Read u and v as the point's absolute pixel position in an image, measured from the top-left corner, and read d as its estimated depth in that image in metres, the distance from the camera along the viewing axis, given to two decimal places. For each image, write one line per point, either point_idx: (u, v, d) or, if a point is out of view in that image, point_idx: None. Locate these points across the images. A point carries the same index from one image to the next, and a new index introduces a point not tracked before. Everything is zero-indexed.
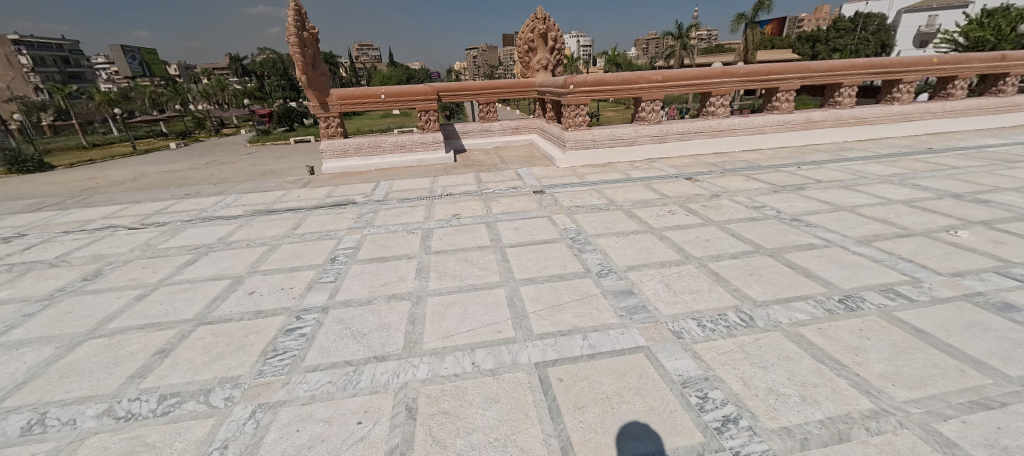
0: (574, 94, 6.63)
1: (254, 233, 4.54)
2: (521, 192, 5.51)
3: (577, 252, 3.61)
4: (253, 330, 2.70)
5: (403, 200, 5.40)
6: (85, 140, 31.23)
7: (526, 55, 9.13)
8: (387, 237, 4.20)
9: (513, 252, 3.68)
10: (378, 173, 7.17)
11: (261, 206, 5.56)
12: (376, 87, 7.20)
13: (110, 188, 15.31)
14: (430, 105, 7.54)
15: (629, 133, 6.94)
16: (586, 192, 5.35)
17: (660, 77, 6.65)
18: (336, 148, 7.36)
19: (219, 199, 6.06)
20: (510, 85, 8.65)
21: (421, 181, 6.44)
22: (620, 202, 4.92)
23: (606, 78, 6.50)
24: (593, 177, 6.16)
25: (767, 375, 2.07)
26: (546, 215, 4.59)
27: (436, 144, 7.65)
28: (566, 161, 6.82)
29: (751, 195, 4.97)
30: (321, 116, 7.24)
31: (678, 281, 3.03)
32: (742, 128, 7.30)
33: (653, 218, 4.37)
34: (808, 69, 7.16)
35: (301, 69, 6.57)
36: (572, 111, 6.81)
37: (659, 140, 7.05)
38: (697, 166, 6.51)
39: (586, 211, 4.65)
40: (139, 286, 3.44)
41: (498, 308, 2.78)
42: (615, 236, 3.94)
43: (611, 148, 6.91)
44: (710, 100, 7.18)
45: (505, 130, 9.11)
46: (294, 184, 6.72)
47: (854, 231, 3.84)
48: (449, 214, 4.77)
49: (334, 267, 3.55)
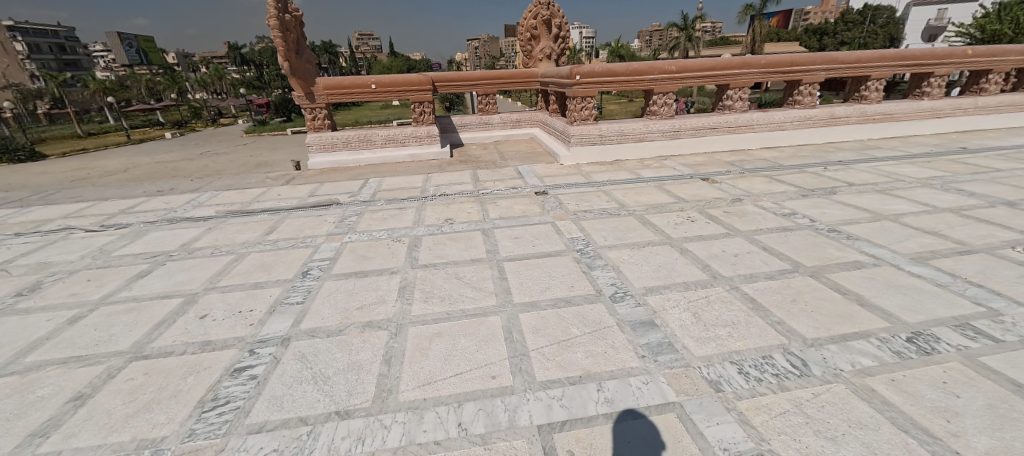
0: (580, 85, 6.08)
1: (222, 239, 4.04)
2: (521, 193, 5.00)
3: (587, 268, 3.12)
4: (194, 370, 2.22)
5: (391, 202, 4.90)
6: (79, 129, 30.67)
7: (528, 43, 8.54)
8: (370, 246, 3.71)
9: (512, 266, 3.20)
10: (367, 169, 6.66)
11: (236, 206, 5.06)
12: (366, 76, 6.66)
13: (98, 179, 14.84)
14: (425, 96, 6.98)
15: (638, 129, 6.40)
16: (593, 193, 4.85)
17: (674, 68, 6.11)
18: (323, 142, 6.84)
19: (193, 197, 5.56)
20: (511, 75, 8.08)
21: (413, 179, 5.94)
22: (631, 206, 4.43)
23: (615, 68, 5.99)
24: (600, 177, 5.65)
25: (840, 453, 1.59)
26: (550, 221, 4.10)
27: (431, 138, 7.13)
28: (571, 158, 6.30)
29: (777, 199, 4.47)
30: (307, 107, 6.71)
31: (709, 310, 2.54)
32: (761, 124, 6.77)
33: (670, 226, 3.88)
34: (834, 60, 6.61)
35: (282, 54, 6.00)
36: (578, 104, 6.25)
37: (671, 136, 6.52)
38: (713, 165, 5.99)
39: (593, 217, 4.15)
40: (77, 305, 2.94)
41: (494, 344, 2.30)
42: (629, 248, 3.45)
43: (620, 145, 6.39)
44: (727, 93, 6.64)
45: (505, 123, 8.58)
46: (277, 180, 6.22)
47: (904, 246, 3.34)
48: (442, 218, 4.28)
49: (304, 285, 3.07)
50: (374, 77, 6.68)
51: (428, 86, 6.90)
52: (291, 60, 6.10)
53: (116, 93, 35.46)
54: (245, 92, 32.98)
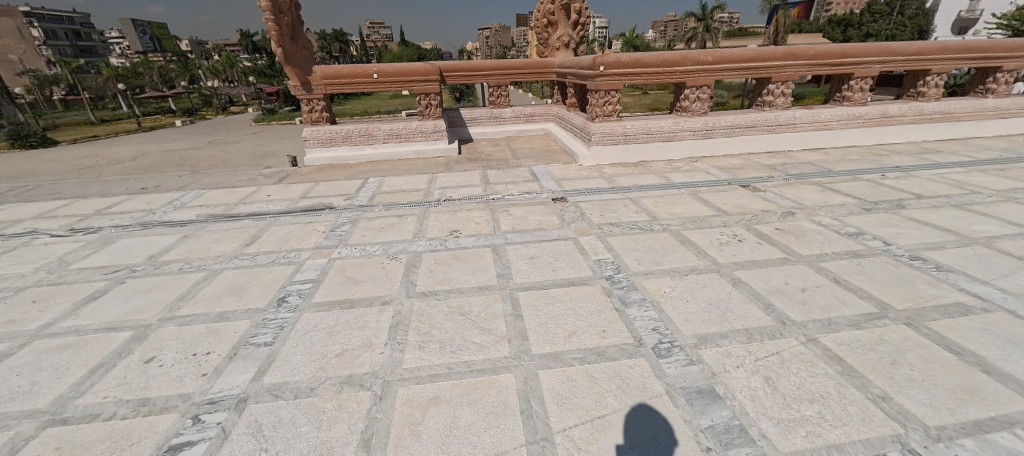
0: (603, 76, 5.42)
1: (195, 250, 3.54)
2: (538, 200, 4.42)
3: (621, 305, 2.54)
4: (117, 446, 1.70)
5: (391, 207, 4.36)
6: (93, 116, 30.75)
7: (545, 30, 7.88)
8: (361, 264, 3.17)
9: (528, 298, 2.63)
10: (368, 167, 6.12)
11: (219, 208, 4.56)
12: (367, 64, 6.09)
13: (104, 168, 14.61)
14: (431, 88, 6.40)
15: (667, 127, 5.75)
16: (619, 202, 4.26)
17: (711, 58, 5.43)
18: (321, 136, 6.30)
19: (177, 196, 5.08)
20: (526, 65, 7.45)
21: (417, 180, 5.39)
22: (665, 220, 3.82)
23: (643, 58, 5.33)
24: (625, 181, 5.03)
25: None
26: (571, 236, 3.53)
27: (438, 133, 6.55)
28: (591, 158, 5.68)
29: (835, 215, 3.83)
30: (303, 98, 6.17)
31: (786, 375, 1.95)
32: (804, 123, 6.07)
33: (715, 247, 3.27)
34: (889, 52, 5.90)
35: (274, 38, 5.44)
36: (601, 98, 5.60)
37: (703, 135, 5.86)
38: (751, 169, 5.34)
39: (621, 233, 3.57)
40: (8, 337, 2.46)
41: (506, 421, 1.75)
42: (669, 276, 2.86)
43: (646, 144, 5.75)
44: (768, 88, 5.94)
45: (518, 117, 7.95)
46: (270, 178, 5.72)
47: (1013, 282, 2.70)
48: (446, 229, 3.74)
49: (278, 317, 2.54)
50: (376, 66, 6.11)
51: (435, 76, 6.32)
52: (284, 45, 5.54)
53: (129, 80, 35.48)
54: (254, 80, 32.63)
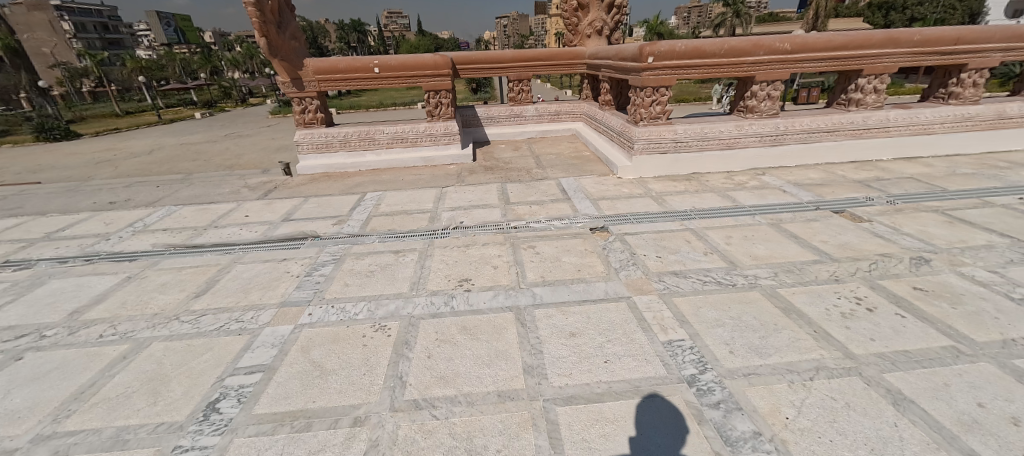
0: (652, 70, 4.35)
1: (131, 303, 2.73)
2: (572, 231, 3.47)
3: (724, 447, 1.58)
4: None
5: (387, 238, 3.49)
6: (117, 107, 31.06)
7: (573, 14, 6.79)
8: (335, 339, 2.29)
9: (574, 425, 1.69)
10: (367, 177, 5.27)
11: (184, 235, 3.77)
12: (367, 56, 5.19)
13: (116, 162, 14.36)
14: (442, 83, 5.45)
15: (727, 132, 4.68)
16: (679, 238, 3.28)
17: (788, 46, 4.32)
18: (315, 141, 5.47)
19: (144, 216, 4.33)
20: (552, 56, 6.43)
21: (423, 196, 4.50)
22: (749, 268, 2.82)
23: (704, 46, 4.24)
24: (680, 201, 4.02)
25: None
26: (623, 294, 2.57)
27: (449, 137, 5.64)
28: (633, 170, 4.66)
29: (989, 266, 2.76)
30: (294, 96, 5.31)
31: None
32: (898, 127, 4.90)
33: (837, 323, 2.26)
34: (1016, 37, 4.67)
35: (255, 25, 4.58)
36: (648, 97, 4.52)
37: (773, 141, 4.76)
38: (838, 187, 4.25)
39: (693, 290, 2.60)
40: None
41: None
42: (787, 382, 1.87)
43: (700, 154, 4.70)
44: (856, 83, 4.78)
45: (542, 116, 6.95)
46: (255, 191, 4.92)
47: None
48: (454, 277, 2.84)
49: (193, 448, 1.67)
50: (377, 58, 5.20)
51: (445, 70, 5.36)
52: (268, 33, 4.67)
53: (152, 72, 35.72)
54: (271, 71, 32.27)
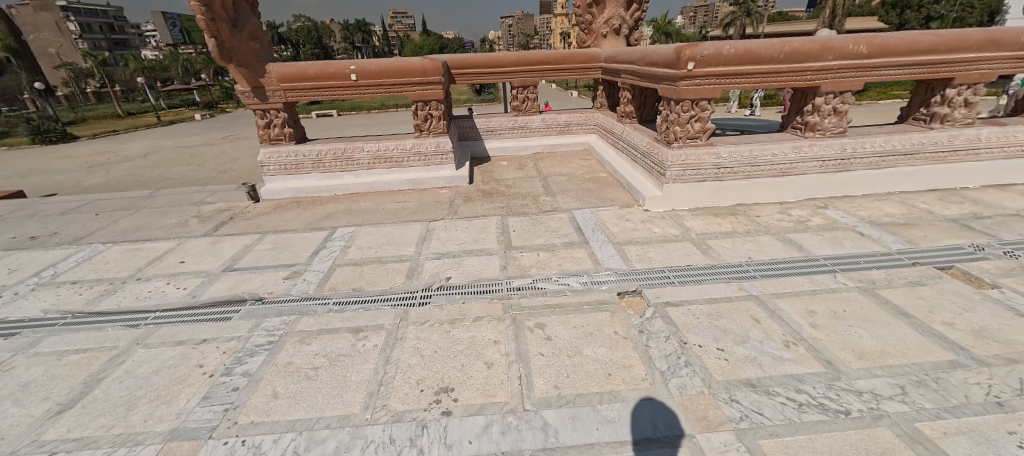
0: (691, 79, 3.44)
1: None
2: (593, 297, 2.59)
3: None
4: None
5: (348, 305, 2.64)
6: (119, 107, 30.65)
7: (587, 11, 5.88)
8: None
9: None
10: (342, 205, 4.42)
11: (93, 294, 2.94)
12: (342, 61, 4.33)
13: (104, 167, 13.72)
14: (432, 92, 4.58)
15: (781, 155, 3.78)
16: (741, 314, 2.39)
17: (864, 49, 3.41)
18: (282, 161, 4.63)
19: (61, 259, 3.51)
20: (561, 58, 5.57)
21: (405, 234, 3.64)
22: (859, 378, 1.92)
23: (758, 49, 3.36)
24: (730, 248, 3.13)
25: None
26: (681, 429, 1.68)
27: (441, 156, 4.79)
28: (663, 202, 3.78)
29: None
30: (256, 108, 4.47)
31: None
32: (990, 148, 3.97)
33: None
34: None
35: (201, 21, 3.74)
36: (685, 112, 3.62)
37: (836, 166, 3.85)
38: (929, 228, 3.33)
39: (789, 424, 1.69)
40: None
41: None
42: None
43: (747, 182, 3.81)
44: (945, 93, 3.83)
45: (549, 128, 6.08)
46: (206, 224, 4.09)
47: None
48: (428, 383, 1.97)
49: None
50: (354, 62, 4.35)
51: (436, 76, 4.48)
52: (219, 31, 3.83)
53: (153, 73, 35.20)
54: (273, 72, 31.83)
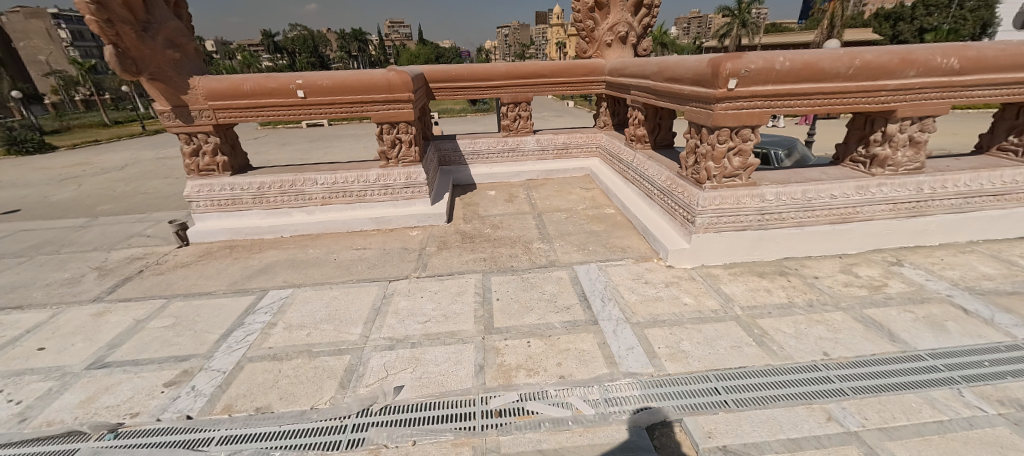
0: (732, 100, 2.61)
1: None
2: (610, 436, 1.70)
3: None
4: None
5: (240, 444, 1.75)
6: (106, 116, 29.76)
7: (588, 16, 5.07)
8: None
9: None
10: (286, 252, 3.53)
11: None
12: (288, 75, 3.49)
13: (72, 181, 12.78)
14: (401, 112, 3.73)
15: (841, 197, 2.96)
16: None
17: (954, 62, 2.61)
18: (216, 195, 3.74)
19: None
20: (558, 71, 4.76)
21: (355, 301, 2.76)
22: None
23: (819, 62, 2.55)
24: (794, 337, 2.25)
25: None
26: None
27: (413, 189, 3.93)
28: (690, 256, 2.94)
29: None
30: (180, 131, 3.58)
31: None
32: None
33: None
34: None
35: (94, 24, 2.88)
36: (722, 143, 2.78)
37: (907, 210, 3.04)
38: None
39: None
40: None
41: None
42: None
43: (798, 231, 2.97)
44: None
45: (546, 151, 5.25)
46: (105, 281, 3.19)
47: None
48: None
49: None
50: (302, 76, 3.49)
51: (404, 93, 3.63)
52: (120, 36, 2.98)
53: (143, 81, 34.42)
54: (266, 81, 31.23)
